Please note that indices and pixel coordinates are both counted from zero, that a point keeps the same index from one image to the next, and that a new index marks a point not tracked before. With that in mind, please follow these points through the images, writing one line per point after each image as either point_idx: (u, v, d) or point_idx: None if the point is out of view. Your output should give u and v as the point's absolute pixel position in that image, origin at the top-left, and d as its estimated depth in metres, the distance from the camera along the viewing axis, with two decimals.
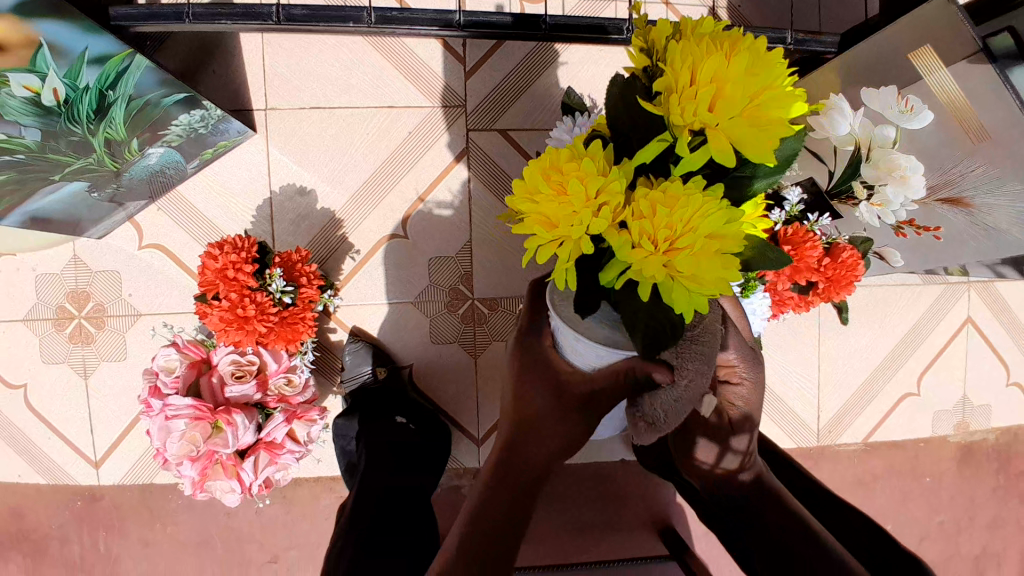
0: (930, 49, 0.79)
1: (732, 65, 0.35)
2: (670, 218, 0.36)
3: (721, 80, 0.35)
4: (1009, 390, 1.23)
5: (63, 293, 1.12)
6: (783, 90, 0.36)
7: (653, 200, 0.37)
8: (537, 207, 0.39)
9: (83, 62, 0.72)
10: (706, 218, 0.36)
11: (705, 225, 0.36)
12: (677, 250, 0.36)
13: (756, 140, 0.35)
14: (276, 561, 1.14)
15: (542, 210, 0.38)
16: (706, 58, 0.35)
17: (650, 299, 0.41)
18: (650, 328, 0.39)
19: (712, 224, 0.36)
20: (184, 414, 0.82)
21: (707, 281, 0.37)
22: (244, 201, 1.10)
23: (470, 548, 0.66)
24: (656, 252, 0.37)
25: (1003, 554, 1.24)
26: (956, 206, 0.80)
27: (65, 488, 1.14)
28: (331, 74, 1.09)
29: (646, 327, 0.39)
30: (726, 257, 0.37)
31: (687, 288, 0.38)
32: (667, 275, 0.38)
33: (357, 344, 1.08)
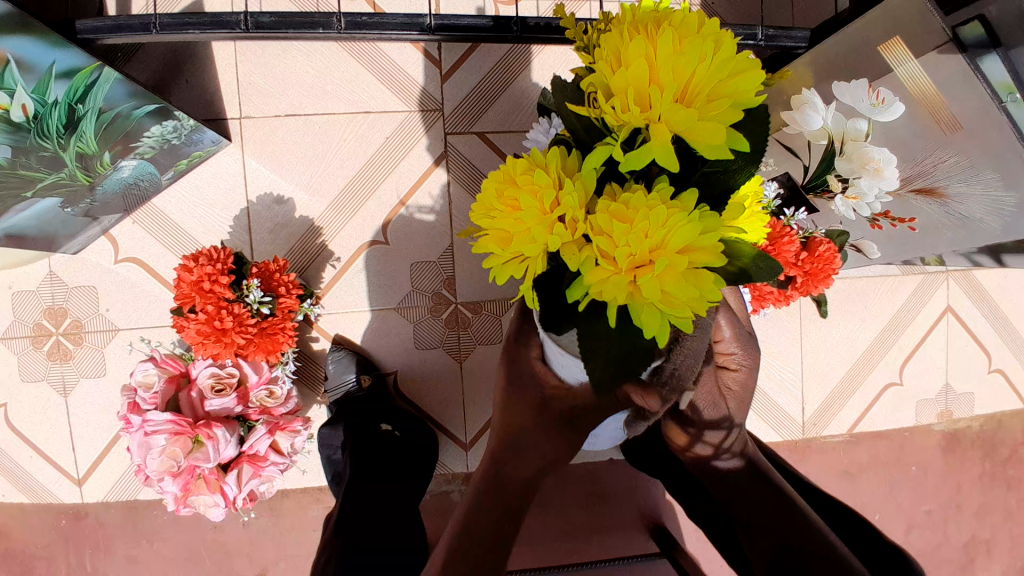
0: (899, 40, 0.80)
1: (676, 60, 0.34)
2: (629, 232, 0.35)
3: (662, 69, 0.35)
4: (990, 376, 1.25)
5: (39, 310, 1.10)
6: (726, 74, 0.36)
7: (611, 212, 0.35)
8: (498, 224, 0.38)
9: (51, 77, 0.71)
10: (669, 230, 0.35)
11: (670, 237, 0.35)
12: (642, 263, 0.36)
13: (703, 136, 0.36)
14: (265, 574, 1.13)
15: (500, 227, 0.38)
16: (639, 54, 0.34)
17: (620, 320, 0.41)
18: (616, 351, 0.39)
19: (679, 234, 0.35)
20: (163, 430, 0.80)
21: (675, 295, 0.36)
22: (221, 212, 1.09)
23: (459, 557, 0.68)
24: (621, 267, 0.36)
25: (993, 541, 1.25)
26: (930, 197, 0.80)
27: (48, 507, 1.12)
28: (304, 82, 1.08)
29: (613, 351, 0.39)
30: (695, 268, 0.36)
31: (658, 305, 0.37)
32: (633, 292, 0.37)
33: (339, 352, 1.07)
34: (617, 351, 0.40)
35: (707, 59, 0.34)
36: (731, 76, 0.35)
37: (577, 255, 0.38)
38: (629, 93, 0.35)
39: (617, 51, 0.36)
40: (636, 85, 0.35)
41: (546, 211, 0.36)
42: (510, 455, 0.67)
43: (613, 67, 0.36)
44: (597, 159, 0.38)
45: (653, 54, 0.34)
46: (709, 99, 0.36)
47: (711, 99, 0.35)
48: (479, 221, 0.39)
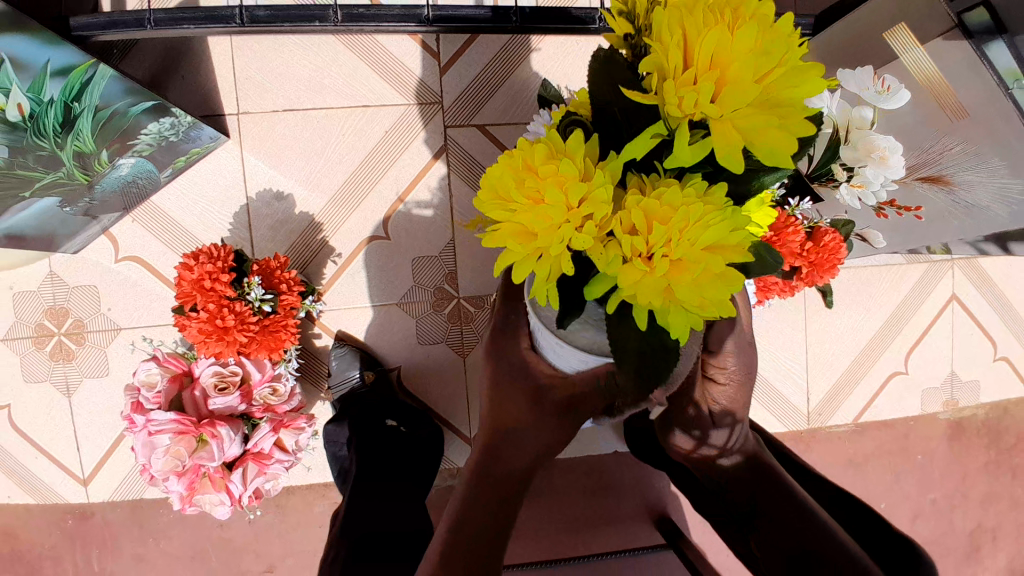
0: (904, 26, 0.80)
1: (745, 46, 0.29)
2: (667, 233, 0.31)
3: (725, 58, 0.30)
4: (995, 364, 1.24)
5: (40, 310, 1.10)
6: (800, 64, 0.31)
7: (645, 211, 0.32)
8: (511, 217, 0.34)
9: (46, 76, 0.70)
10: (711, 231, 0.32)
11: (711, 237, 0.32)
12: (676, 264, 0.32)
13: (766, 137, 0.32)
14: (272, 570, 1.14)
15: (519, 221, 0.34)
16: (706, 30, 0.30)
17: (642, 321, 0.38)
18: (639, 357, 0.37)
19: (716, 236, 0.32)
20: (167, 430, 0.80)
21: (709, 299, 0.33)
22: (220, 209, 1.08)
23: (464, 553, 0.66)
24: (650, 270, 0.33)
25: (998, 529, 1.25)
26: (936, 185, 0.78)
27: (55, 507, 1.12)
28: (302, 76, 1.07)
29: (636, 357, 0.37)
30: (732, 271, 0.33)
31: (688, 309, 0.34)
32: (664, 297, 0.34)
33: (343, 348, 1.07)
34: (641, 352, 0.37)
35: (778, 46, 0.30)
36: (799, 73, 0.31)
37: (601, 253, 0.34)
38: (684, 75, 0.31)
39: (671, 26, 0.31)
40: (694, 71, 0.30)
41: (568, 203, 0.33)
42: (515, 451, 0.67)
43: (661, 43, 0.31)
44: (637, 150, 0.34)
45: (716, 34, 0.30)
46: (777, 96, 0.31)
47: (776, 94, 0.31)
48: (485, 210, 0.35)
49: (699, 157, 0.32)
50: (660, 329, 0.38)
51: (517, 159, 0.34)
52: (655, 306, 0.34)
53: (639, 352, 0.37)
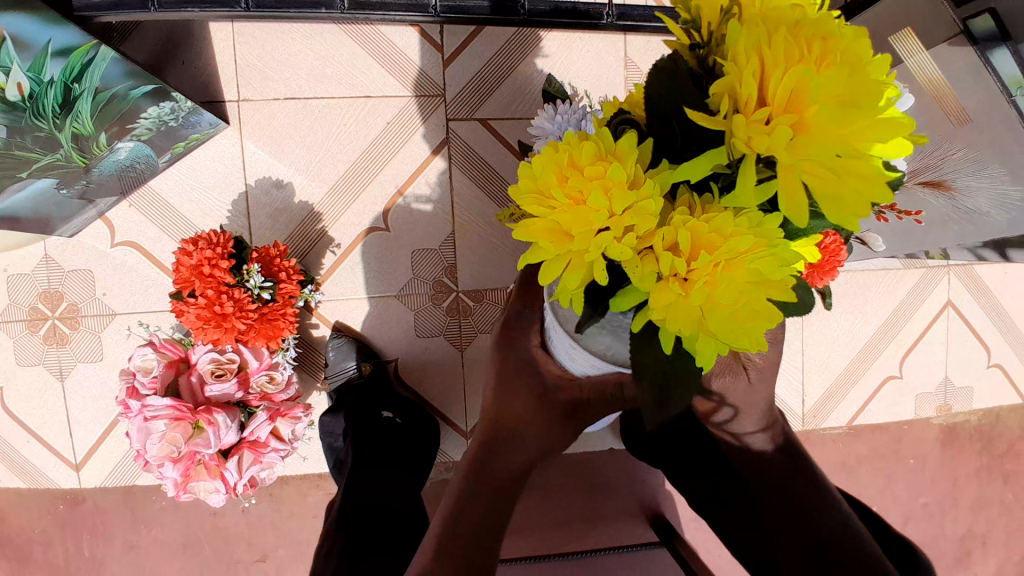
0: (909, 31, 0.80)
1: (831, 88, 0.27)
2: (709, 258, 0.31)
3: (812, 96, 0.27)
4: (989, 370, 1.25)
5: (35, 293, 1.09)
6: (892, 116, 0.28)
7: (688, 231, 0.31)
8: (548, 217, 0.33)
9: (47, 56, 0.69)
10: (748, 263, 0.31)
11: (745, 269, 0.31)
12: (710, 293, 0.32)
13: (846, 195, 0.29)
14: (265, 560, 1.13)
15: (558, 222, 0.33)
16: (786, 66, 0.27)
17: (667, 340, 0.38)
18: (659, 375, 0.37)
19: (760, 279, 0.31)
20: (163, 415, 0.80)
21: (742, 336, 0.32)
22: (220, 196, 1.07)
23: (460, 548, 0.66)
24: (684, 298, 0.32)
25: (987, 533, 1.26)
26: (937, 190, 0.77)
27: (47, 492, 1.12)
28: (304, 64, 1.06)
29: (654, 375, 0.37)
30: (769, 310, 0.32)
31: (720, 340, 0.33)
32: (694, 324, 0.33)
33: (340, 339, 1.07)
34: (662, 375, 0.37)
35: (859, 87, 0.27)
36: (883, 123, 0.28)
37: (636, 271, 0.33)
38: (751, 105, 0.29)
39: (744, 51, 0.28)
40: (768, 112, 0.28)
41: (610, 213, 0.32)
42: (513, 447, 0.66)
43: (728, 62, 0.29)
44: (691, 169, 0.32)
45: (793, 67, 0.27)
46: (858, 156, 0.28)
47: (861, 142, 0.28)
48: (520, 200, 0.34)
49: (760, 199, 0.31)
50: (685, 352, 0.37)
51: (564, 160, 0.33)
52: (685, 334, 0.33)
53: (663, 371, 0.37)
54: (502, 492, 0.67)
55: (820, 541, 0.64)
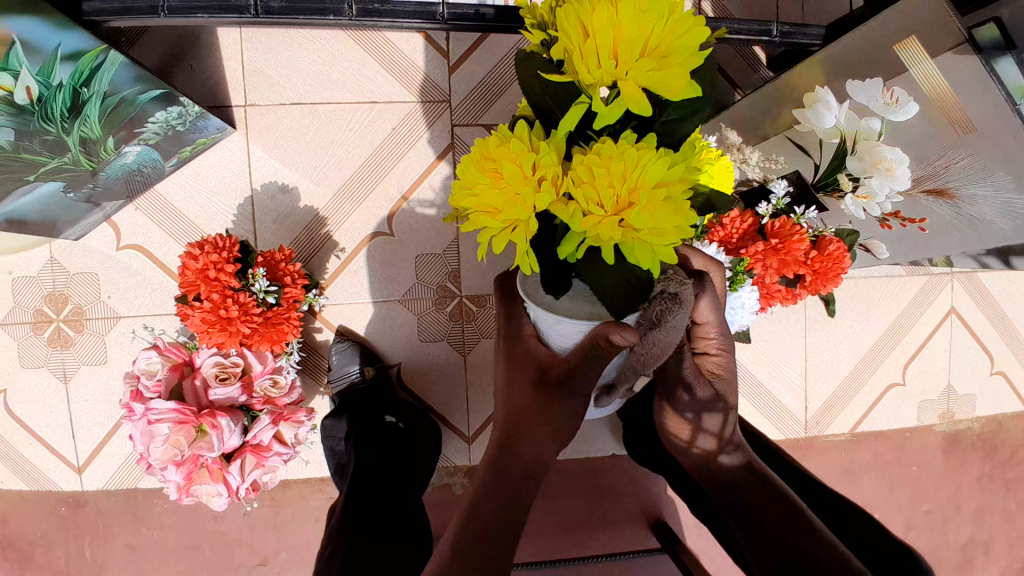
0: (915, 39, 0.78)
1: (619, 13, 0.39)
2: (609, 181, 0.39)
3: (615, 26, 0.39)
4: (992, 378, 1.25)
5: (41, 296, 1.09)
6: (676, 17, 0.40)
7: (588, 165, 0.40)
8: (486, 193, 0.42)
9: (56, 60, 0.70)
10: (646, 173, 0.40)
11: (647, 177, 0.40)
12: (630, 211, 0.40)
13: (671, 81, 0.41)
14: (266, 564, 1.13)
15: (485, 200, 0.42)
16: (596, 13, 0.39)
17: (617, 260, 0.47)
18: (624, 292, 0.45)
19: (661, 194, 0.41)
20: (167, 419, 0.80)
21: (666, 228, 0.41)
22: (225, 200, 1.08)
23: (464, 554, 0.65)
24: (599, 216, 0.41)
25: (991, 542, 1.25)
26: (941, 198, 0.80)
27: (49, 495, 1.12)
28: (311, 70, 1.07)
29: (622, 293, 0.45)
30: (675, 202, 0.42)
31: (651, 243, 0.42)
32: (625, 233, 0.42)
33: (343, 343, 1.07)
34: (628, 293, 0.45)
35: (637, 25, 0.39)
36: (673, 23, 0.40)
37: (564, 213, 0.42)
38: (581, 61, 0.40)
39: (568, 19, 0.40)
40: (594, 43, 0.39)
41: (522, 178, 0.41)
42: (515, 451, 0.66)
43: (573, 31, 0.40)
44: (570, 120, 0.42)
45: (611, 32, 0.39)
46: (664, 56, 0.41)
47: (659, 44, 0.40)
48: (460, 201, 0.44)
49: (616, 109, 0.41)
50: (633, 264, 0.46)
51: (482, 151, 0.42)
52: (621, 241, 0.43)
53: (627, 294, 0.45)
54: (512, 494, 0.66)
55: None
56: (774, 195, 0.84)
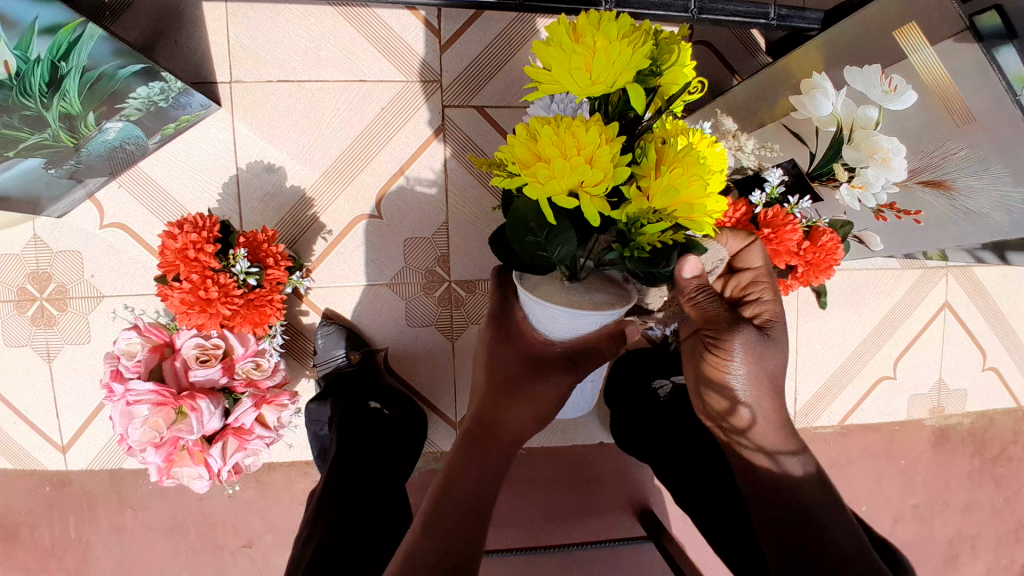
0: (914, 25, 0.76)
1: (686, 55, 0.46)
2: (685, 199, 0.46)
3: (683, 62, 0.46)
4: (984, 374, 1.24)
5: (24, 274, 1.08)
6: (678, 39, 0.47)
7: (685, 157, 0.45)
8: (546, 158, 0.42)
9: (34, 34, 0.68)
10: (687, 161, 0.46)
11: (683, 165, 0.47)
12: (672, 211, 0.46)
13: (675, 76, 0.46)
14: (251, 546, 1.13)
15: (685, 212, 0.45)
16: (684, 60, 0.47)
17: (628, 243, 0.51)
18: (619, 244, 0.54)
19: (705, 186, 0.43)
20: (146, 400, 0.79)
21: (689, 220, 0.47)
22: (211, 178, 1.06)
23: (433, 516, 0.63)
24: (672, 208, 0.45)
25: (978, 538, 1.25)
26: (937, 189, 0.78)
27: (33, 473, 1.11)
28: (298, 47, 1.04)
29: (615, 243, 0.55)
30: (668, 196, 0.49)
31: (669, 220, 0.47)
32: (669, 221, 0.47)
33: (329, 327, 1.05)
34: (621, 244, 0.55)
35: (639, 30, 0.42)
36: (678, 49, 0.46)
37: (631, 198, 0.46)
38: (578, 70, 0.42)
39: (677, 63, 0.46)
40: (688, 68, 0.47)
41: (603, 168, 0.42)
42: (504, 414, 0.67)
43: (675, 71, 0.46)
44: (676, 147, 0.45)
45: (624, 49, 0.40)
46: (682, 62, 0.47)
47: (680, 58, 0.46)
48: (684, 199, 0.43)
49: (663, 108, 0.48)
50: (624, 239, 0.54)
51: (556, 154, 0.41)
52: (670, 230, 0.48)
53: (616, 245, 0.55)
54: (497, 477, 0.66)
55: (795, 544, 0.59)
56: (767, 183, 0.81)
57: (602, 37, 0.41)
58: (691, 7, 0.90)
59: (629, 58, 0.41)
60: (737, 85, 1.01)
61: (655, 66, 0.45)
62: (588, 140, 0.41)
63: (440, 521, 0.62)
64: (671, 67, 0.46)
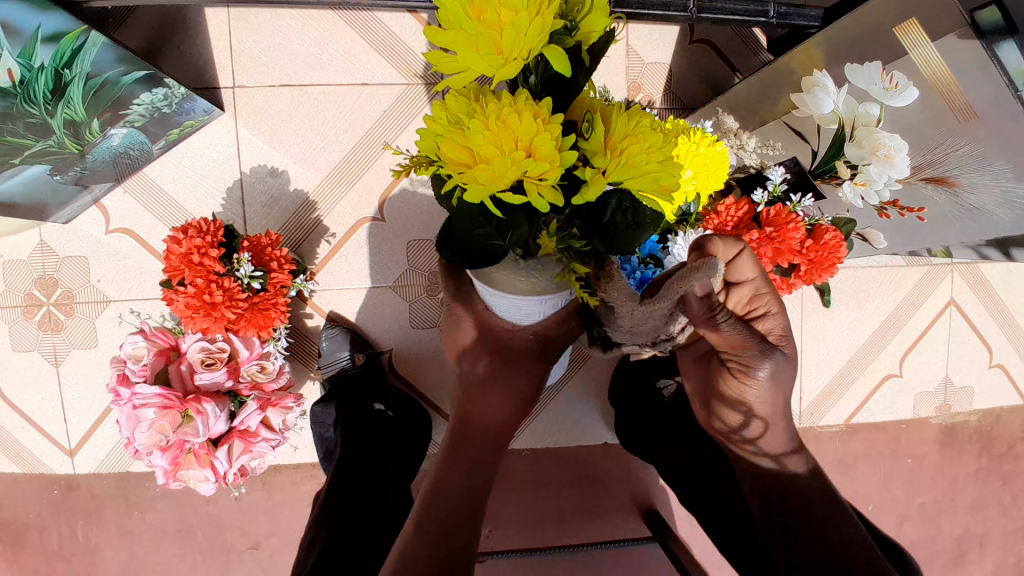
0: (915, 21, 0.75)
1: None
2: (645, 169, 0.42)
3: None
4: (991, 371, 1.24)
5: (31, 279, 1.08)
6: None
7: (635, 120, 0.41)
8: (487, 161, 0.38)
9: (37, 40, 0.68)
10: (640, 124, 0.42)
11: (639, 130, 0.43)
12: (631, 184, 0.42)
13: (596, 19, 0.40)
14: (258, 548, 1.14)
15: (643, 183, 0.41)
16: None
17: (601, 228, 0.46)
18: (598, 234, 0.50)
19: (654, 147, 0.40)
20: (152, 404, 0.79)
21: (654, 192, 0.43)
22: (214, 182, 1.06)
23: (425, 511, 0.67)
24: (628, 182, 0.41)
25: (986, 536, 1.25)
26: (940, 185, 0.79)
27: (42, 477, 1.12)
28: (300, 51, 1.05)
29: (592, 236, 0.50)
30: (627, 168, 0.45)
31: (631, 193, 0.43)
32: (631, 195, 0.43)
33: (334, 329, 1.06)
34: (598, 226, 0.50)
35: None
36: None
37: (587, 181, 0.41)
38: (481, 51, 0.37)
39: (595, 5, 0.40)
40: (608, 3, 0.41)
41: (547, 156, 0.38)
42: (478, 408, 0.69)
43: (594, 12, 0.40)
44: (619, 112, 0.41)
45: (530, 15, 0.35)
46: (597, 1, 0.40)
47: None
48: (633, 166, 0.40)
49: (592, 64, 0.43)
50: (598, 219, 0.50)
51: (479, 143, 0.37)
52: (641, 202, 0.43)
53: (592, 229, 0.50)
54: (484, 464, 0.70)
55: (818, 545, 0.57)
56: (770, 181, 0.82)
57: (506, 9, 0.35)
58: (690, 7, 0.90)
59: (540, 19, 0.36)
60: (738, 83, 1.02)
61: (569, 21, 0.40)
62: (525, 127, 0.37)
63: (424, 521, 0.65)
64: (588, 15, 0.40)
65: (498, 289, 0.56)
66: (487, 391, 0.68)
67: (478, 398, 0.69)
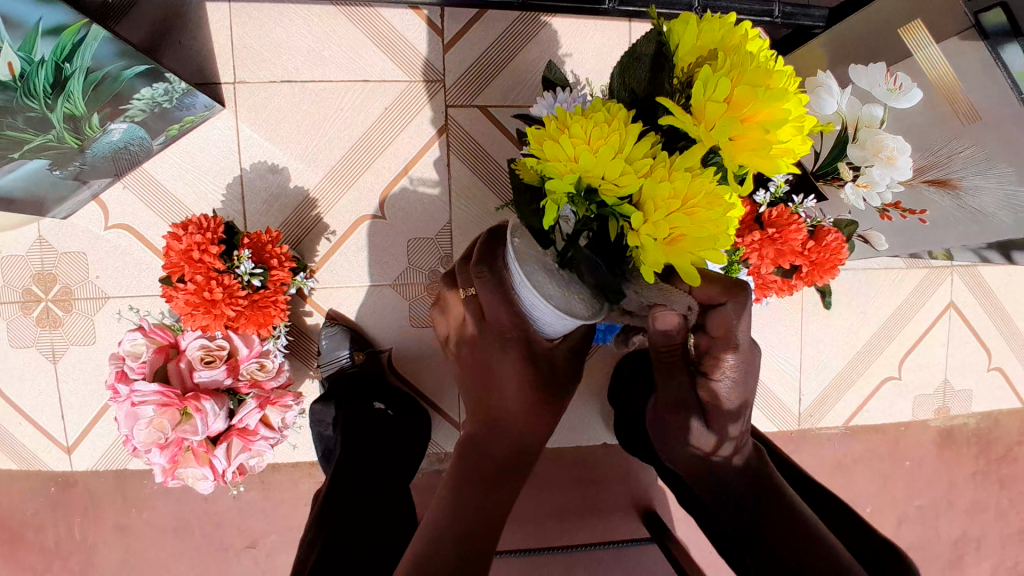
0: (920, 23, 0.76)
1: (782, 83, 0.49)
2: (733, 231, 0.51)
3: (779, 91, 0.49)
4: (989, 373, 1.24)
5: (29, 275, 1.08)
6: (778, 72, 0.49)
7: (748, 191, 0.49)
8: (682, 236, 0.43)
9: (38, 34, 0.68)
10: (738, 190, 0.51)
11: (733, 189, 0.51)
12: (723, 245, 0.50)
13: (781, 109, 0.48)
14: (256, 546, 1.13)
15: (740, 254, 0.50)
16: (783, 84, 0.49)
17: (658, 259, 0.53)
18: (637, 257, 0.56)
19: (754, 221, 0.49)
20: (151, 401, 0.79)
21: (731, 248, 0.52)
22: (215, 180, 1.06)
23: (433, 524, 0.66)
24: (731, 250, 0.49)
25: (983, 539, 1.25)
26: (943, 188, 0.77)
27: (39, 474, 1.12)
28: (301, 47, 1.04)
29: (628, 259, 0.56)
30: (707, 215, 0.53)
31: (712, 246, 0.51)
32: None
33: (333, 327, 1.05)
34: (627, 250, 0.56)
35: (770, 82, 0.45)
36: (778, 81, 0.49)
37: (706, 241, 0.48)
38: (724, 128, 0.44)
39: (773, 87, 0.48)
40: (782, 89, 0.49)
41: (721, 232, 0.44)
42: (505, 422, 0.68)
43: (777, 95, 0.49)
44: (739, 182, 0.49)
45: (771, 120, 0.44)
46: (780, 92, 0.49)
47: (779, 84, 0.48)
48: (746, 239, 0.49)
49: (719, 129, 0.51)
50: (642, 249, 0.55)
51: (664, 201, 0.42)
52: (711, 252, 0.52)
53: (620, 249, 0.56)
54: (509, 476, 0.69)
55: None
56: (772, 183, 0.79)
57: (761, 111, 0.43)
58: (696, 4, 0.90)
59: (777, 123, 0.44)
60: None
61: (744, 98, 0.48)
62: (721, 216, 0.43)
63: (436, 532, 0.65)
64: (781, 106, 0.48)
65: (575, 317, 0.54)
66: (511, 400, 0.67)
67: (504, 401, 0.67)
